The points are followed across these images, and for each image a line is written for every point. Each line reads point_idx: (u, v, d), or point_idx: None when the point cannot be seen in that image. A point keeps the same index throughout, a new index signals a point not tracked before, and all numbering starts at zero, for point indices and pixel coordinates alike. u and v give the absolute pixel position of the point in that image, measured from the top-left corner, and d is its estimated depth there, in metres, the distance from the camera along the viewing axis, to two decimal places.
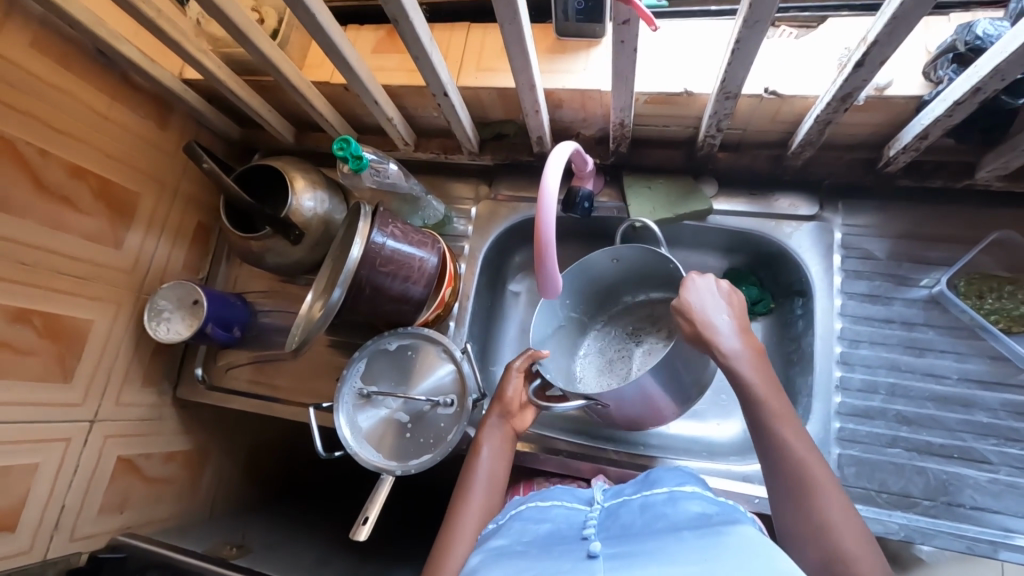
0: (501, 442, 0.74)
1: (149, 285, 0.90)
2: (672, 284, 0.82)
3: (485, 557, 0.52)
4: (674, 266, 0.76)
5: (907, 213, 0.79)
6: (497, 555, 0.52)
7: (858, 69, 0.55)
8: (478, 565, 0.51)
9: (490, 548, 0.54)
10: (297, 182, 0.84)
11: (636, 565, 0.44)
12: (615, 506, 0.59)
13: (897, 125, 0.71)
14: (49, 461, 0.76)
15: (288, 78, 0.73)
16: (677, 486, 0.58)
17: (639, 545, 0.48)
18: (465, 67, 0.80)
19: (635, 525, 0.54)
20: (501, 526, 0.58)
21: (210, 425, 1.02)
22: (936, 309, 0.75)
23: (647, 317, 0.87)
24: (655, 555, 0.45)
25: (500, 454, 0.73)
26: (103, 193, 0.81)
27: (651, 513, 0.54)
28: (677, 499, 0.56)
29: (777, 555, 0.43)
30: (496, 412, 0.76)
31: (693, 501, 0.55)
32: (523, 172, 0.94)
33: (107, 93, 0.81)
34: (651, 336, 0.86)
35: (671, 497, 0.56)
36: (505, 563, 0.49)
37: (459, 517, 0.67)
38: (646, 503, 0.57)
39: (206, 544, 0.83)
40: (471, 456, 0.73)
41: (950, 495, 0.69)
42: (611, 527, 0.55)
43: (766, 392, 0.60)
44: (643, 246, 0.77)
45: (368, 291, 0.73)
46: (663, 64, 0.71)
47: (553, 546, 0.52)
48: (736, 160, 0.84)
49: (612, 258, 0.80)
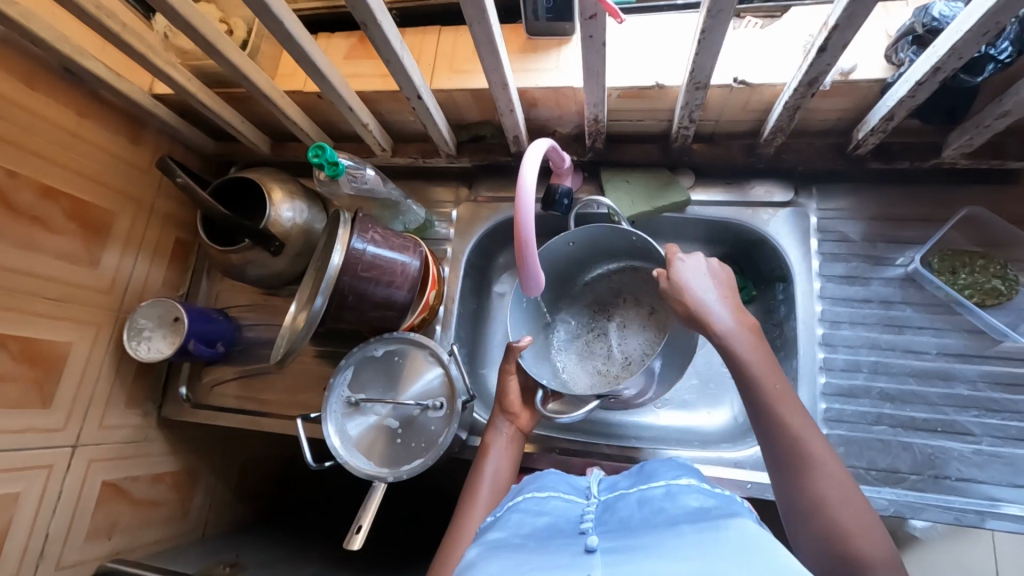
0: (506, 444, 0.75)
1: (128, 305, 0.88)
2: (627, 255, 0.85)
3: (483, 549, 0.51)
4: (635, 238, 0.78)
5: (878, 195, 0.80)
6: (495, 547, 0.51)
7: (822, 54, 0.56)
8: (476, 557, 0.50)
9: (489, 540, 0.53)
10: (275, 193, 0.84)
11: (635, 560, 0.44)
12: (613, 500, 0.60)
13: (864, 108, 0.72)
14: (31, 490, 0.74)
15: (260, 87, 0.73)
16: (674, 480, 0.58)
17: (637, 540, 0.48)
18: (438, 71, 0.80)
19: (633, 518, 0.54)
20: (499, 518, 0.57)
21: (197, 444, 1.01)
22: (911, 286, 0.77)
23: (609, 292, 0.90)
24: (653, 549, 0.45)
25: (505, 457, 0.74)
26: (76, 213, 0.80)
27: (648, 508, 0.55)
28: (674, 492, 0.56)
29: (777, 550, 0.43)
30: (500, 415, 0.78)
31: (690, 494, 0.55)
32: (502, 173, 0.95)
33: (76, 111, 0.79)
34: (618, 310, 0.89)
35: (667, 490, 0.57)
36: (503, 555, 0.48)
37: (466, 516, 0.67)
38: (643, 498, 0.57)
39: (199, 565, 0.81)
40: (478, 460, 0.74)
41: (936, 468, 0.70)
42: (609, 520, 0.55)
43: (760, 367, 0.60)
44: (598, 227, 0.78)
45: (352, 298, 0.72)
46: (634, 58, 0.72)
47: (551, 539, 0.51)
48: (710, 151, 0.85)
49: (570, 242, 0.81)
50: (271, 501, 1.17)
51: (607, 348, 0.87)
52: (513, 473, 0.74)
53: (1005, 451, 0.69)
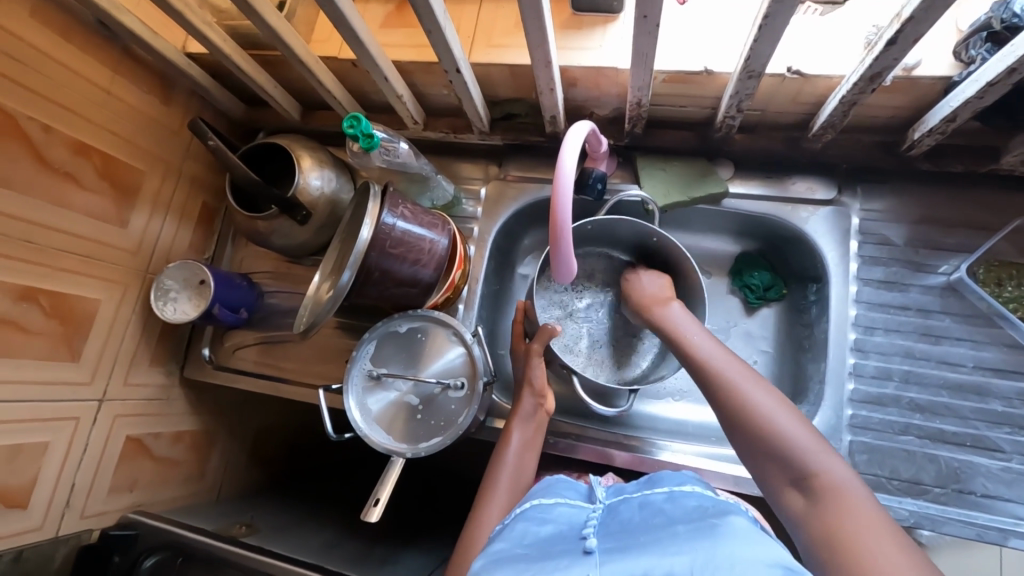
0: (528, 427, 0.75)
1: (155, 266, 0.89)
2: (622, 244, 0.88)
3: (487, 561, 0.52)
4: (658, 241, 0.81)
5: (926, 200, 0.77)
6: (499, 558, 0.52)
7: (890, 47, 0.53)
8: (480, 568, 0.52)
9: (492, 550, 0.55)
10: (304, 160, 0.83)
11: (629, 561, 0.45)
12: (616, 504, 0.60)
13: (923, 107, 0.69)
14: (59, 441, 0.76)
15: (296, 52, 0.71)
16: (677, 486, 0.59)
17: (636, 540, 0.50)
18: (475, 43, 0.77)
19: (634, 521, 0.54)
20: (503, 528, 0.58)
21: (217, 405, 1.02)
22: (953, 296, 0.74)
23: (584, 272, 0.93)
24: (648, 548, 0.46)
25: (530, 445, 0.74)
26: (107, 171, 0.80)
27: (648, 510, 0.56)
28: (675, 496, 0.57)
29: (769, 541, 0.43)
30: (529, 394, 0.77)
31: (690, 497, 0.56)
32: (534, 153, 0.92)
33: (109, 67, 0.78)
34: (591, 289, 0.93)
35: (669, 495, 0.57)
36: (506, 565, 0.50)
37: (485, 506, 0.68)
38: (645, 502, 0.58)
39: (216, 522, 0.83)
40: (500, 443, 0.74)
41: (961, 482, 0.68)
42: (611, 524, 0.56)
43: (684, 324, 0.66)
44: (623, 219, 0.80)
45: (378, 274, 0.72)
46: (684, 41, 0.69)
47: (553, 546, 0.52)
48: (753, 143, 0.82)
49: (588, 225, 0.81)
50: (285, 464, 1.19)
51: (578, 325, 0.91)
52: (535, 459, 0.74)
53: None
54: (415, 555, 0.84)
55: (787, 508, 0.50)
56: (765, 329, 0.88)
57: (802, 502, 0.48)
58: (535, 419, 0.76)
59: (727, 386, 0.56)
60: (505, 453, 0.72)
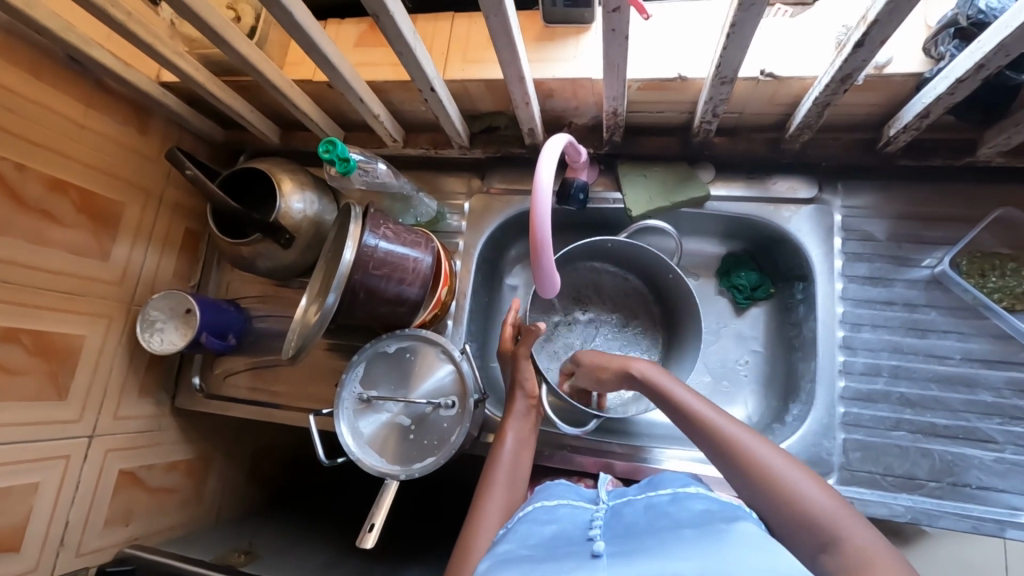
0: (523, 424, 0.75)
1: (140, 297, 0.88)
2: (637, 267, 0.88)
3: (493, 561, 0.52)
4: (673, 276, 0.81)
5: (907, 194, 0.77)
6: (505, 559, 0.51)
7: (858, 49, 0.53)
8: (486, 570, 0.51)
9: (498, 552, 0.54)
10: (284, 184, 0.82)
11: (637, 563, 0.45)
12: (620, 505, 0.61)
13: (897, 103, 0.69)
14: (50, 479, 0.75)
15: (269, 78, 0.71)
16: (680, 487, 0.59)
17: (643, 543, 0.50)
18: (450, 60, 0.77)
19: (639, 525, 0.55)
20: (508, 530, 0.58)
21: (211, 433, 1.02)
22: (938, 289, 0.75)
23: (596, 289, 0.93)
24: (656, 550, 0.47)
25: (524, 444, 0.73)
26: (85, 205, 0.79)
27: (654, 512, 0.56)
28: (680, 498, 0.57)
29: (777, 545, 0.44)
30: (518, 395, 0.76)
31: (695, 499, 0.56)
32: (515, 165, 0.92)
33: (82, 100, 0.78)
34: (595, 305, 0.92)
35: (673, 496, 0.58)
36: (512, 565, 0.49)
37: (483, 507, 0.67)
38: (650, 504, 0.58)
39: (214, 551, 0.82)
40: (495, 443, 0.74)
41: (955, 475, 0.68)
42: (615, 527, 0.56)
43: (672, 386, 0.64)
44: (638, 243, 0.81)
45: (363, 295, 0.71)
46: (657, 49, 0.69)
47: (559, 548, 0.52)
48: (732, 145, 0.82)
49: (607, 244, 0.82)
50: (283, 486, 1.19)
51: (569, 334, 0.90)
52: (529, 456, 0.74)
53: None
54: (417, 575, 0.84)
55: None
56: (755, 330, 0.89)
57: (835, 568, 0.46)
58: (528, 419, 0.76)
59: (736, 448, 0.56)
60: (500, 451, 0.72)
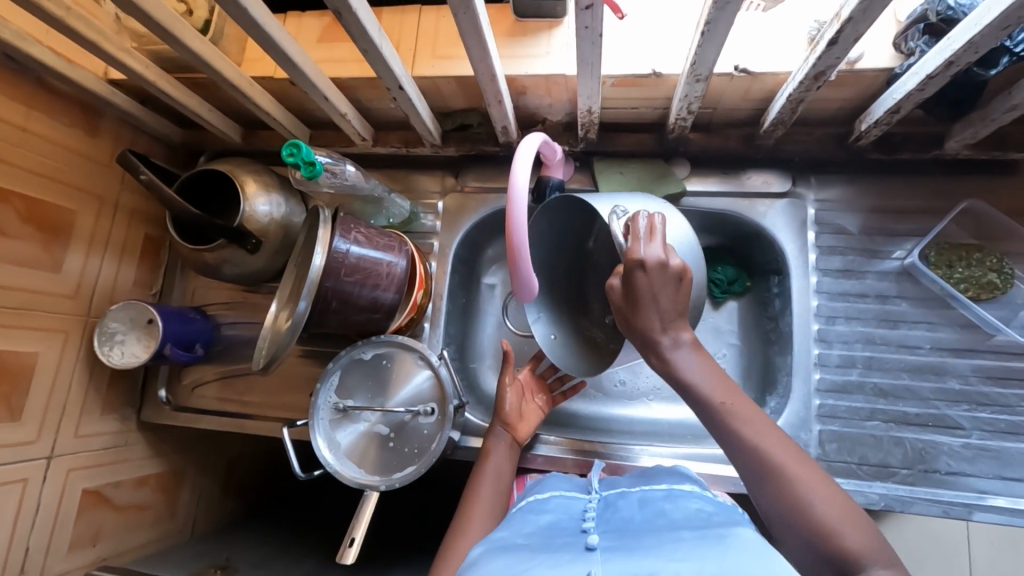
0: (505, 458, 0.73)
1: (98, 308, 0.84)
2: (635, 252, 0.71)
3: (486, 549, 0.51)
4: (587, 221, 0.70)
5: (876, 188, 0.78)
6: (499, 547, 0.51)
7: (832, 47, 0.53)
8: (479, 555, 0.51)
9: (492, 538, 0.54)
10: (248, 186, 0.78)
11: (634, 561, 0.44)
12: (614, 497, 0.60)
13: (868, 98, 0.69)
14: (6, 505, 0.71)
15: (225, 76, 0.67)
16: (676, 485, 0.60)
17: (640, 540, 0.49)
18: (419, 56, 0.74)
19: (635, 519, 0.54)
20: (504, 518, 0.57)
21: (182, 445, 0.98)
22: (908, 280, 0.76)
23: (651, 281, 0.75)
24: (653, 548, 0.46)
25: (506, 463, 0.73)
26: (31, 214, 0.74)
27: (649, 508, 0.56)
28: (675, 495, 0.57)
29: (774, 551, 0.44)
30: (499, 425, 0.77)
31: (690, 498, 0.57)
32: (489, 162, 0.90)
33: (22, 101, 0.72)
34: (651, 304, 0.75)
35: (669, 493, 0.58)
36: (505, 555, 0.49)
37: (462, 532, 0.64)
38: (645, 498, 0.58)
39: (189, 569, 0.79)
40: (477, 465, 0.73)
41: (926, 462, 0.70)
42: (612, 519, 0.55)
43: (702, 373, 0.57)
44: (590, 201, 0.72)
45: (335, 304, 0.69)
46: (631, 45, 0.68)
47: (554, 537, 0.52)
48: (707, 141, 0.81)
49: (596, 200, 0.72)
50: (260, 495, 1.16)
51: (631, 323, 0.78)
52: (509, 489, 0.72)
53: (994, 445, 0.70)
54: None
55: None
56: (731, 323, 0.90)
57: None
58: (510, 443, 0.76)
59: (764, 465, 0.51)
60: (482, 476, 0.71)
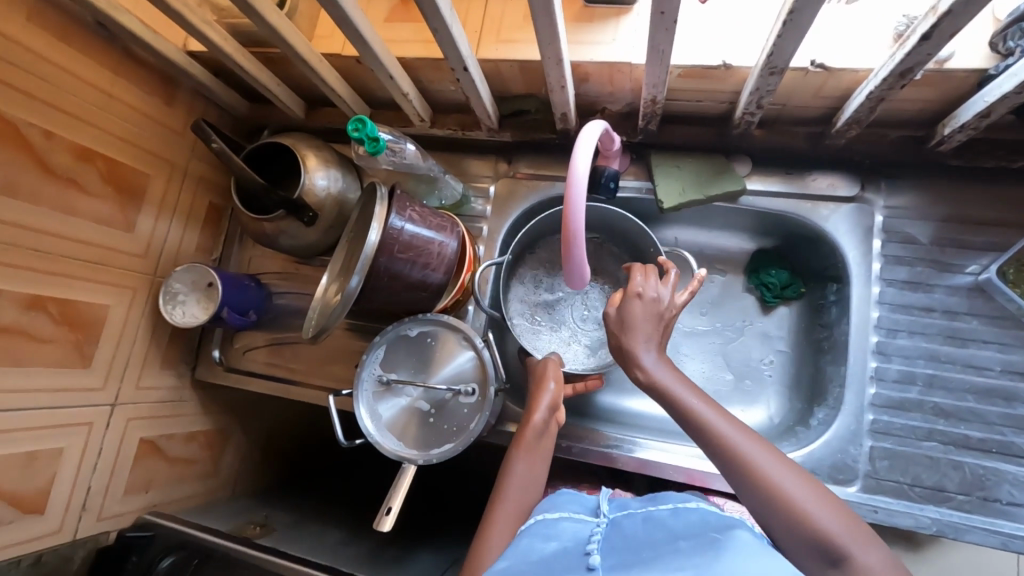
0: (535, 458, 0.68)
1: (163, 268, 0.88)
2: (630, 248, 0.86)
3: None
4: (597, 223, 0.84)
5: (953, 197, 0.74)
6: None
7: (924, 42, 0.50)
8: None
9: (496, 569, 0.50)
10: (309, 160, 0.81)
11: None
12: (622, 518, 0.57)
13: (955, 100, 0.66)
14: (73, 446, 0.76)
15: (298, 51, 0.69)
16: (682, 503, 0.57)
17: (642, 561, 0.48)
18: (483, 39, 0.74)
19: (639, 537, 0.53)
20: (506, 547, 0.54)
21: (230, 406, 1.03)
22: (981, 297, 0.71)
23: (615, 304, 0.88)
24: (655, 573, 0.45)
25: (537, 462, 0.68)
26: (112, 175, 0.78)
27: (654, 525, 0.54)
28: (680, 512, 0.55)
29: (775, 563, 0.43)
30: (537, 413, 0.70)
31: (694, 511, 0.55)
32: (544, 150, 0.90)
33: (109, 67, 0.76)
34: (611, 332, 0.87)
35: (673, 510, 0.56)
36: None
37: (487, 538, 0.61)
38: (650, 516, 0.56)
39: (231, 523, 0.83)
40: (507, 458, 0.68)
41: (986, 490, 0.67)
42: (615, 540, 0.54)
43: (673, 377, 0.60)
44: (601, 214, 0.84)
45: (386, 280, 0.70)
46: (703, 33, 0.66)
47: (559, 566, 0.49)
48: (772, 138, 0.78)
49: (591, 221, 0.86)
50: (297, 461, 1.20)
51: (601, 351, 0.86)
52: (538, 489, 0.68)
53: None
54: (430, 556, 0.84)
55: None
56: (781, 329, 0.88)
57: None
58: (544, 438, 0.70)
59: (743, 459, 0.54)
60: (510, 479, 0.66)
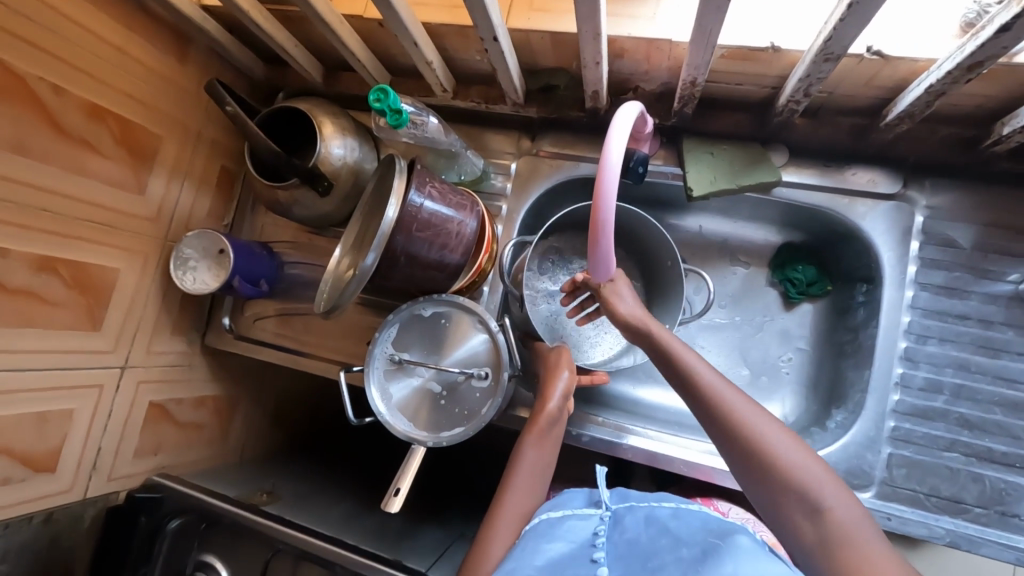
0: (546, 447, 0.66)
1: (175, 233, 0.86)
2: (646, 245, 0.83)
3: None
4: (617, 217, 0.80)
5: (1001, 201, 0.70)
6: None
7: (1001, 34, 0.46)
8: None
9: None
10: (325, 128, 0.78)
11: None
12: (624, 511, 0.57)
13: (1018, 97, 0.61)
14: (84, 408, 0.75)
15: (318, 12, 0.65)
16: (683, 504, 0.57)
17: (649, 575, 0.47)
18: (514, 6, 0.70)
19: (645, 539, 0.52)
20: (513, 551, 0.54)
21: (238, 373, 1.02)
22: (1019, 307, 0.69)
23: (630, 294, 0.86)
24: None
25: (547, 450, 0.66)
26: (123, 135, 0.75)
27: (658, 525, 0.54)
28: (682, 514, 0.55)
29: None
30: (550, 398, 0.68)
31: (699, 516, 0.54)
32: (569, 128, 0.86)
33: (120, 20, 0.73)
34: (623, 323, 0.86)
35: (674, 510, 0.56)
36: None
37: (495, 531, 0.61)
38: (652, 514, 0.56)
39: (239, 489, 0.83)
40: (517, 446, 0.67)
41: (1004, 504, 0.65)
42: (622, 542, 0.53)
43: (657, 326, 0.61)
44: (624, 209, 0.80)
45: (403, 259, 0.68)
46: (753, 11, 0.61)
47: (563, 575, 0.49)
48: (814, 128, 0.74)
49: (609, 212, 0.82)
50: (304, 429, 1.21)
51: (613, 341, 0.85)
52: (546, 478, 0.66)
53: None
54: (434, 533, 0.85)
55: (796, 538, 0.48)
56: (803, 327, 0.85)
57: (809, 530, 0.47)
58: (557, 424, 0.68)
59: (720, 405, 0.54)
60: (518, 468, 0.64)
